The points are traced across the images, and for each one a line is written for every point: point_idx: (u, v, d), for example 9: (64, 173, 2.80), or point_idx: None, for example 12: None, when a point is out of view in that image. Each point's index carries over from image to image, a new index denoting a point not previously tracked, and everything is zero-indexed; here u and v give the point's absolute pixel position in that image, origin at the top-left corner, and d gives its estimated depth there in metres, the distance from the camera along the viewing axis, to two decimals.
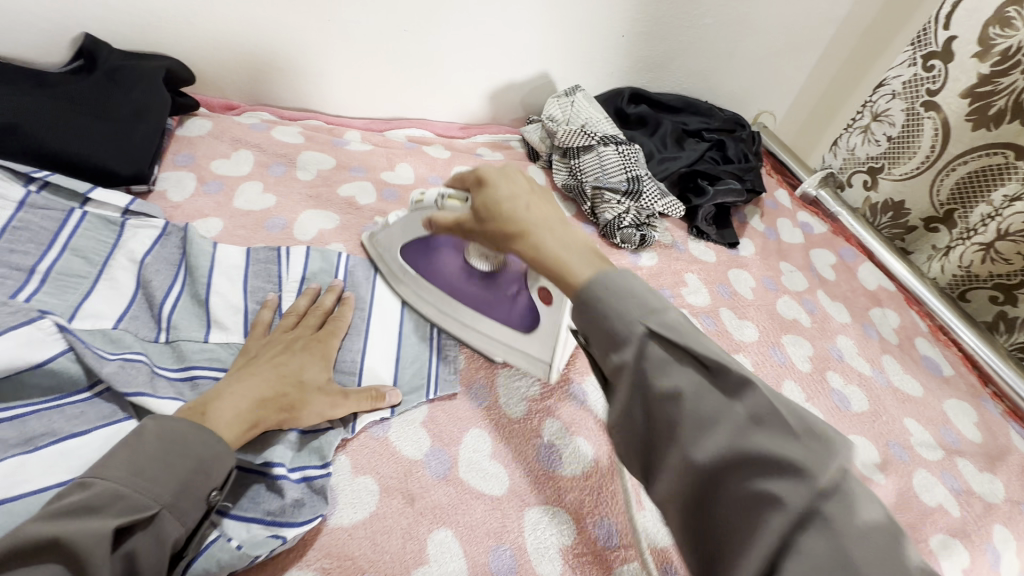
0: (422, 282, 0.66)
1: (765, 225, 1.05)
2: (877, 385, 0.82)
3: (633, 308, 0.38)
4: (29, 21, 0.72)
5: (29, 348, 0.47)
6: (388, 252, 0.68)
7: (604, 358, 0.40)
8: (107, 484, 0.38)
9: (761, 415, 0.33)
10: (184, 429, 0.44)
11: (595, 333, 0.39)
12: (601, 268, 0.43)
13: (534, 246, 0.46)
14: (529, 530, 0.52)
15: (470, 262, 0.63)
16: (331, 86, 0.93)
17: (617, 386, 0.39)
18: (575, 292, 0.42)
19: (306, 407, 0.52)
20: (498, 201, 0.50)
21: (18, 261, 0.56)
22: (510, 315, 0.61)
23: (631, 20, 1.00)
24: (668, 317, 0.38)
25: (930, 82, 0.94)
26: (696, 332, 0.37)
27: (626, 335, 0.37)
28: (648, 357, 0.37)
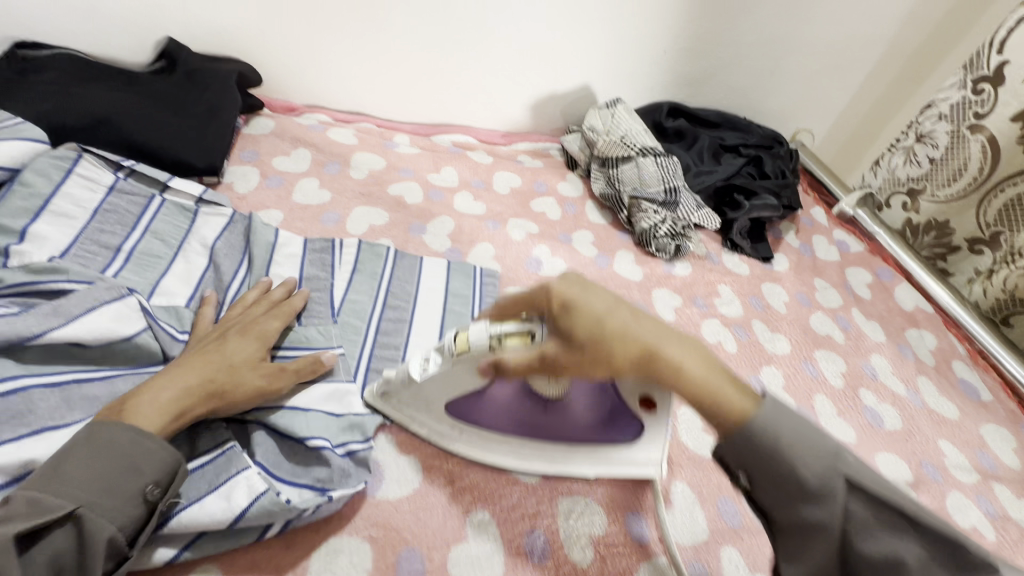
0: (483, 430, 0.56)
1: (800, 241, 1.06)
2: (912, 405, 0.82)
3: (822, 459, 0.40)
4: (122, 25, 0.79)
5: (116, 322, 0.51)
6: (423, 413, 0.56)
7: (778, 508, 0.41)
8: (24, 492, 0.39)
9: (977, 569, 0.36)
10: (108, 427, 0.43)
11: (776, 485, 0.40)
12: (748, 394, 0.43)
13: (673, 363, 0.44)
14: (562, 518, 0.54)
15: (530, 393, 0.54)
16: (384, 91, 0.98)
17: (804, 539, 0.40)
18: (734, 433, 0.41)
19: (237, 389, 0.50)
20: (609, 323, 0.45)
21: (107, 240, 0.61)
22: (603, 431, 0.55)
23: (674, 37, 1.03)
24: (851, 461, 0.40)
25: (979, 105, 0.94)
26: (871, 471, 0.40)
27: (820, 488, 0.39)
28: (849, 511, 0.39)
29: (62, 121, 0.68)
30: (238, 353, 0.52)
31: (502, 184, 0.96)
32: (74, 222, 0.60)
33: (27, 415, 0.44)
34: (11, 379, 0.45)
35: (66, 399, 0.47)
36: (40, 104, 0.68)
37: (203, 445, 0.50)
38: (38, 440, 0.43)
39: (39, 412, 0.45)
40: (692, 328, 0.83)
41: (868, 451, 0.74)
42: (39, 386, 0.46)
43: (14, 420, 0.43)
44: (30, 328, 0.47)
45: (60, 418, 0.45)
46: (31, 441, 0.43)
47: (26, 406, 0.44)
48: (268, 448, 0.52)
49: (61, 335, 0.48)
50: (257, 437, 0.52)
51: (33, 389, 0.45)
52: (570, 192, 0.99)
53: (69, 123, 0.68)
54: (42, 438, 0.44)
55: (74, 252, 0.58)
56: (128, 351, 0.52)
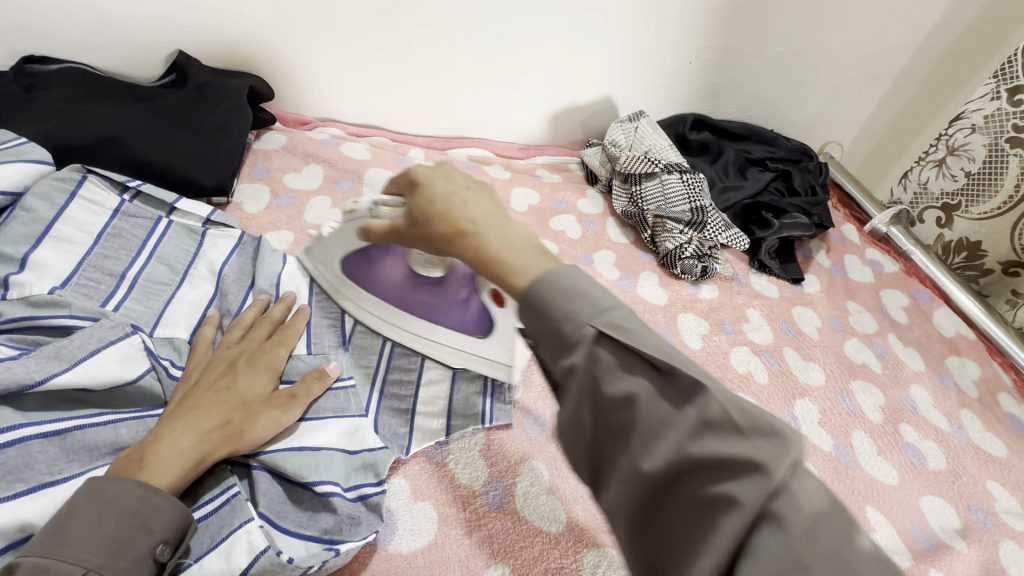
0: (363, 292, 0.61)
1: (831, 261, 1.01)
2: (956, 442, 0.76)
3: (582, 309, 0.34)
4: (131, 38, 0.77)
5: (122, 365, 0.49)
6: (327, 268, 0.63)
7: (554, 361, 0.36)
8: (28, 560, 0.35)
9: (716, 414, 0.30)
10: (114, 483, 0.40)
11: (543, 334, 0.36)
12: (552, 264, 0.39)
13: (476, 243, 0.41)
14: (587, 574, 0.50)
15: (414, 269, 0.58)
16: (398, 104, 0.95)
17: (566, 390, 0.35)
18: (523, 293, 0.37)
19: (254, 427, 0.48)
20: (442, 203, 0.44)
21: (110, 267, 0.58)
22: (463, 320, 0.57)
23: (700, 47, 0.99)
24: (617, 316, 0.34)
25: (1017, 117, 0.89)
26: (642, 328, 0.34)
27: (576, 337, 0.34)
28: (599, 359, 0.34)
29: (67, 140, 0.66)
30: (250, 388, 0.50)
31: (520, 202, 0.92)
32: (76, 248, 0.57)
33: (24, 471, 0.41)
34: (8, 429, 0.42)
35: (66, 449, 0.44)
36: (46, 122, 0.66)
37: (207, 492, 0.47)
38: (38, 498, 0.40)
39: (37, 467, 0.42)
40: (721, 357, 0.78)
41: (911, 494, 0.69)
42: (37, 438, 0.43)
43: (10, 476, 0.40)
44: (30, 374, 0.44)
45: (59, 471, 0.42)
46: (28, 499, 0.40)
47: (23, 460, 0.41)
48: (272, 496, 0.48)
49: (63, 381, 0.45)
50: (262, 483, 0.48)
51: (31, 441, 0.42)
52: (590, 210, 0.95)
53: (75, 142, 0.66)
54: (40, 496, 0.41)
55: (76, 280, 0.56)
56: (129, 392, 0.49)
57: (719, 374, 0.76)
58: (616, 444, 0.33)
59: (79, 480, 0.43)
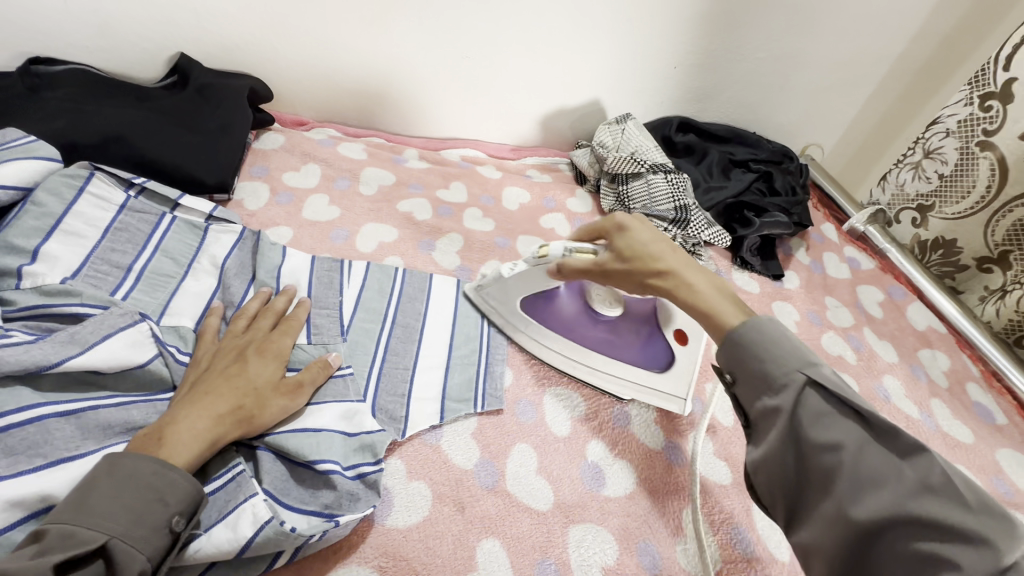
0: (544, 330, 0.67)
1: (811, 259, 1.05)
2: (925, 429, 0.80)
3: (790, 362, 0.44)
4: (134, 41, 0.80)
5: (132, 349, 0.52)
6: (503, 304, 0.69)
7: (751, 402, 0.47)
8: (55, 527, 0.38)
9: (932, 481, 0.37)
10: (132, 459, 0.43)
11: (748, 377, 0.47)
12: (749, 314, 0.50)
13: (688, 284, 0.53)
14: (574, 547, 0.53)
15: (594, 307, 0.67)
16: (393, 106, 0.98)
17: (767, 429, 0.45)
18: (728, 333, 0.49)
19: (265, 412, 0.51)
20: (651, 249, 0.55)
21: (118, 259, 0.61)
22: (639, 355, 0.65)
23: (685, 53, 1.03)
24: (822, 371, 0.44)
25: (987, 122, 0.93)
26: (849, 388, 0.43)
27: (785, 382, 0.44)
28: (805, 406, 0.43)
29: (74, 138, 0.68)
30: (260, 375, 0.53)
31: (511, 201, 0.95)
32: (85, 241, 0.60)
33: (42, 446, 0.44)
34: (28, 408, 0.44)
35: (81, 427, 0.46)
36: (53, 121, 0.69)
37: (215, 470, 0.50)
38: (55, 471, 0.43)
39: (55, 443, 0.44)
40: None
41: None
42: (55, 416, 0.45)
43: (30, 451, 0.43)
44: (47, 357, 0.47)
45: (76, 447, 0.45)
46: (47, 472, 0.43)
47: (42, 436, 0.44)
48: (275, 474, 0.51)
49: (78, 363, 0.48)
50: (265, 461, 0.51)
51: (49, 419, 0.45)
52: (579, 209, 0.99)
53: (82, 140, 0.68)
54: (58, 470, 0.43)
55: (86, 272, 0.58)
56: (140, 377, 0.52)
57: None
58: (818, 489, 0.42)
59: (93, 456, 0.45)
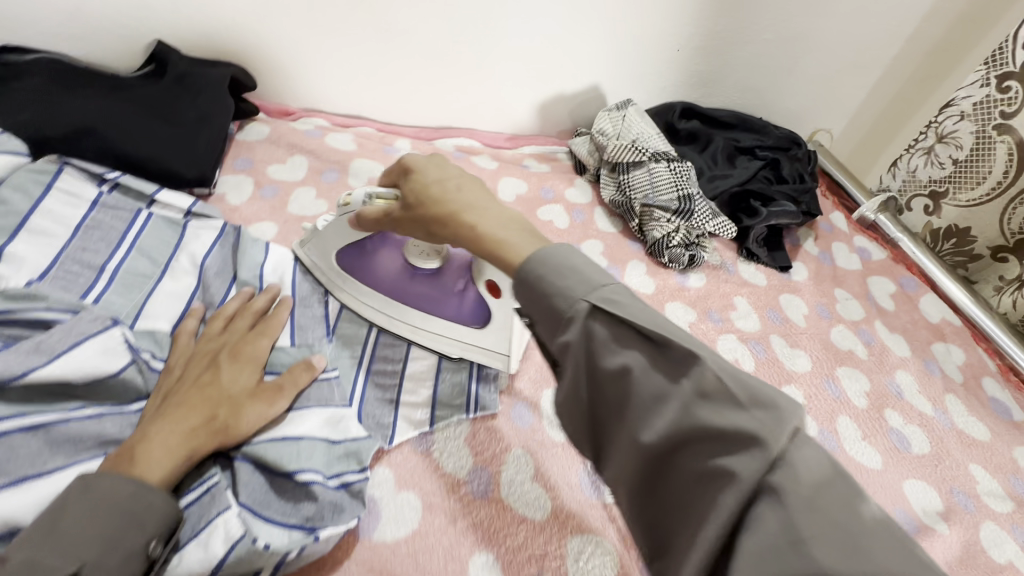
0: (360, 287, 0.62)
1: (820, 249, 1.01)
2: (940, 427, 0.77)
3: (572, 282, 0.36)
4: (109, 29, 0.76)
5: (106, 357, 0.49)
6: (322, 263, 0.63)
7: (548, 337, 0.38)
8: (20, 554, 0.35)
9: (709, 386, 0.32)
10: (107, 481, 0.40)
11: (538, 311, 0.38)
12: (544, 245, 0.41)
13: (471, 222, 0.44)
14: (572, 559, 0.51)
15: (410, 262, 0.61)
16: (382, 94, 0.94)
17: (563, 366, 0.37)
18: (516, 268, 0.39)
19: (241, 422, 0.48)
20: (439, 189, 0.47)
21: (90, 259, 0.58)
22: (458, 310, 0.59)
23: (688, 35, 0.98)
24: (607, 290, 0.36)
25: (1005, 104, 0.89)
26: (634, 301, 0.36)
27: (568, 312, 0.36)
28: (592, 334, 0.35)
29: (43, 132, 0.65)
30: (234, 382, 0.50)
31: (507, 191, 0.92)
32: (54, 240, 0.57)
33: (5, 465, 0.41)
34: None
35: (50, 442, 0.43)
36: (20, 114, 0.65)
37: (190, 482, 0.47)
38: (21, 492, 0.40)
39: (20, 460, 0.41)
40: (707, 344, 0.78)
41: (894, 478, 0.70)
42: (20, 431, 0.42)
43: None
44: (11, 367, 0.44)
45: (44, 465, 0.42)
46: (11, 494, 0.40)
47: (6, 454, 0.41)
48: (254, 486, 0.48)
49: (45, 373, 0.45)
50: (244, 473, 0.48)
51: (13, 435, 0.42)
52: (578, 199, 0.95)
53: (51, 133, 0.65)
54: (24, 491, 0.40)
55: (54, 273, 0.55)
56: (113, 387, 0.49)
57: None
58: (615, 416, 0.36)
59: (62, 474, 0.43)
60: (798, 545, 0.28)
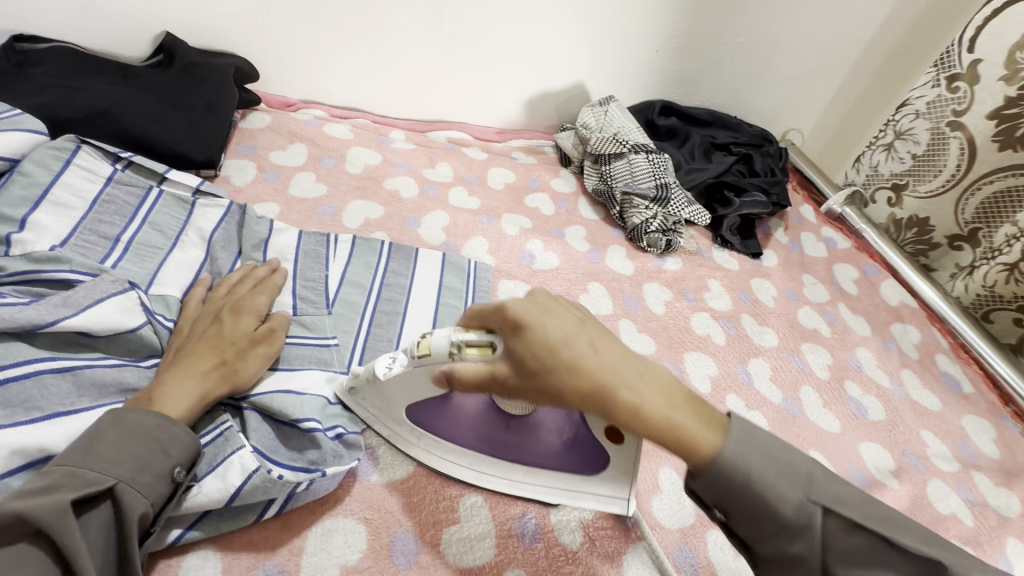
0: (444, 443, 0.55)
1: (789, 238, 1.07)
2: (896, 397, 0.83)
3: (789, 487, 0.41)
4: (119, 20, 0.80)
5: (125, 315, 0.53)
6: (387, 414, 0.55)
7: (762, 541, 0.42)
8: (64, 467, 0.40)
9: None
10: (135, 413, 0.45)
11: (756, 522, 0.42)
12: (716, 432, 0.42)
13: (632, 404, 0.41)
14: (555, 503, 0.56)
15: (501, 406, 0.53)
16: (377, 88, 0.99)
17: (785, 568, 0.42)
18: (710, 462, 0.41)
19: (244, 367, 0.52)
20: (573, 363, 0.41)
21: (106, 230, 0.62)
22: (569, 458, 0.53)
23: (667, 36, 1.05)
24: (824, 485, 0.41)
25: (955, 104, 0.97)
26: (852, 493, 0.41)
27: (802, 523, 0.40)
28: (827, 541, 0.40)
29: (58, 113, 0.69)
30: (236, 330, 0.54)
31: (496, 180, 0.97)
32: (72, 212, 0.61)
33: (38, 400, 0.45)
34: (24, 363, 0.46)
35: (77, 385, 0.47)
36: (38, 96, 0.69)
37: (203, 428, 0.51)
38: (52, 424, 0.44)
39: (50, 397, 0.46)
40: (682, 321, 0.84)
41: (852, 440, 0.75)
42: (50, 373, 0.47)
43: (26, 404, 0.44)
44: (42, 316, 0.48)
45: (71, 403, 0.46)
46: (43, 424, 0.44)
47: (39, 390, 0.45)
48: (262, 433, 0.52)
49: (71, 324, 0.49)
50: (252, 420, 0.52)
51: (44, 375, 0.46)
52: (563, 189, 1.01)
53: (66, 115, 0.69)
54: (54, 424, 0.45)
55: (74, 241, 0.59)
56: (131, 342, 0.53)
57: (680, 336, 0.81)
58: None
59: (88, 412, 0.47)
60: None
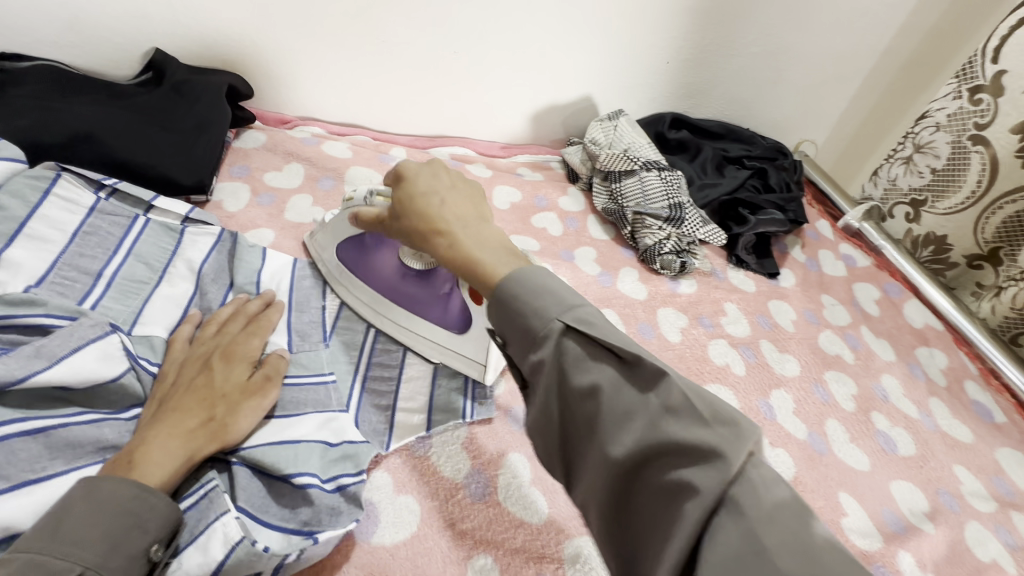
0: (354, 282, 0.64)
1: (807, 256, 1.03)
2: (925, 429, 0.79)
3: (549, 304, 0.36)
4: (106, 36, 0.76)
5: (105, 363, 0.49)
6: (325, 250, 0.67)
7: (521, 359, 0.38)
8: (25, 555, 0.35)
9: (676, 402, 0.32)
10: (108, 483, 0.40)
11: (511, 332, 0.37)
12: (520, 265, 0.41)
13: (449, 237, 0.45)
14: (570, 565, 0.51)
15: (404, 262, 0.62)
16: (376, 103, 0.95)
17: (534, 388, 0.37)
18: (494, 287, 0.40)
19: (233, 424, 0.48)
20: (422, 205, 0.47)
21: (86, 265, 0.58)
22: (444, 316, 0.61)
23: (677, 47, 1.01)
24: (583, 312, 0.36)
25: (978, 116, 0.93)
26: (608, 323, 0.36)
27: (544, 332, 0.36)
28: (566, 352, 0.35)
29: (40, 138, 0.65)
30: (228, 379, 0.50)
31: (501, 200, 0.93)
32: (50, 246, 0.57)
33: (5, 468, 0.41)
34: None
35: (50, 446, 0.43)
36: (17, 120, 0.65)
37: (187, 487, 0.46)
38: (21, 496, 0.40)
39: (19, 464, 0.41)
40: (698, 349, 0.80)
41: (882, 479, 0.71)
42: (19, 436, 0.42)
43: None
44: (11, 371, 0.44)
45: (43, 469, 0.42)
46: (10, 497, 0.40)
47: (5, 456, 0.41)
48: (251, 492, 0.48)
49: (44, 378, 0.45)
50: (241, 477, 0.48)
51: (12, 439, 0.42)
52: (571, 207, 0.96)
53: (49, 140, 0.65)
54: (23, 495, 0.41)
55: (52, 279, 0.55)
56: (110, 392, 0.49)
57: (697, 366, 0.77)
58: (582, 436, 0.35)
59: (62, 477, 0.43)
60: (759, 556, 0.28)
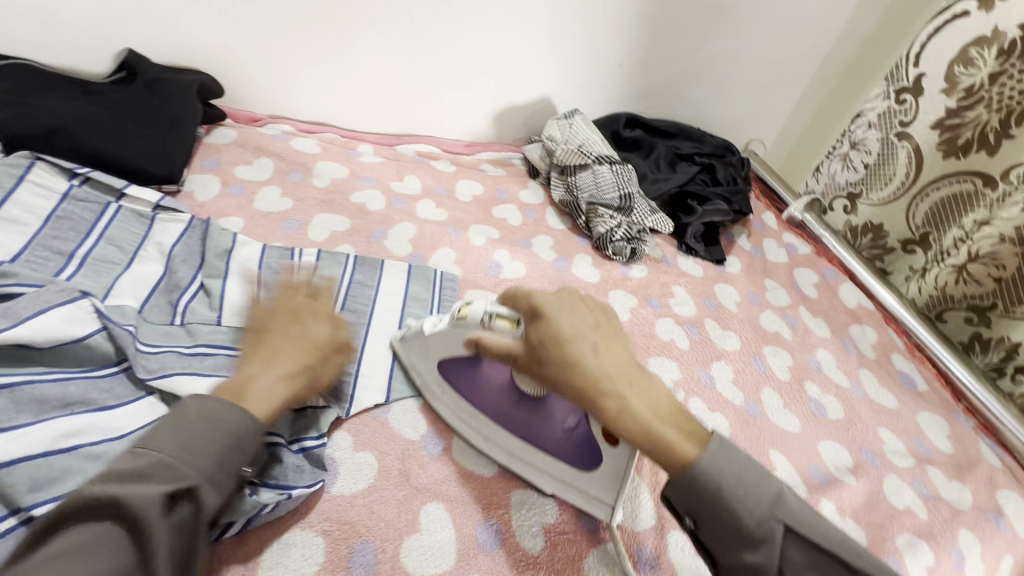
0: (462, 402, 0.61)
1: (752, 244, 1.11)
2: (854, 396, 0.86)
3: (762, 502, 0.43)
4: (80, 35, 0.80)
5: (71, 325, 0.52)
6: (423, 366, 0.63)
7: (723, 549, 0.44)
8: (154, 455, 0.41)
9: None
10: (221, 409, 0.46)
11: (720, 530, 0.44)
12: (699, 441, 0.45)
13: (618, 402, 0.46)
14: (515, 509, 0.56)
15: (518, 385, 0.60)
16: (344, 103, 1.00)
17: None
18: (687, 468, 0.44)
19: (321, 373, 0.56)
20: (572, 351, 0.48)
21: (60, 246, 0.62)
22: (564, 447, 0.57)
23: (628, 52, 1.08)
24: (789, 506, 0.43)
25: (903, 114, 1.02)
26: (816, 517, 0.43)
27: (762, 534, 0.42)
28: (787, 556, 0.42)
29: (16, 130, 0.69)
30: (313, 336, 0.57)
31: (464, 193, 0.99)
32: (25, 228, 0.62)
33: None
34: None
35: (16, 401, 0.47)
36: None
37: None
38: None
39: None
40: (647, 327, 0.86)
41: (811, 440, 0.77)
42: None
43: None
44: None
45: (9, 420, 0.46)
46: None
47: None
48: None
49: (9, 335, 0.48)
50: None
51: None
52: (530, 200, 1.02)
53: (24, 132, 0.69)
54: None
55: (25, 257, 0.60)
56: (75, 352, 0.52)
57: (644, 342, 0.83)
58: None
59: (29, 427, 0.46)
60: None
